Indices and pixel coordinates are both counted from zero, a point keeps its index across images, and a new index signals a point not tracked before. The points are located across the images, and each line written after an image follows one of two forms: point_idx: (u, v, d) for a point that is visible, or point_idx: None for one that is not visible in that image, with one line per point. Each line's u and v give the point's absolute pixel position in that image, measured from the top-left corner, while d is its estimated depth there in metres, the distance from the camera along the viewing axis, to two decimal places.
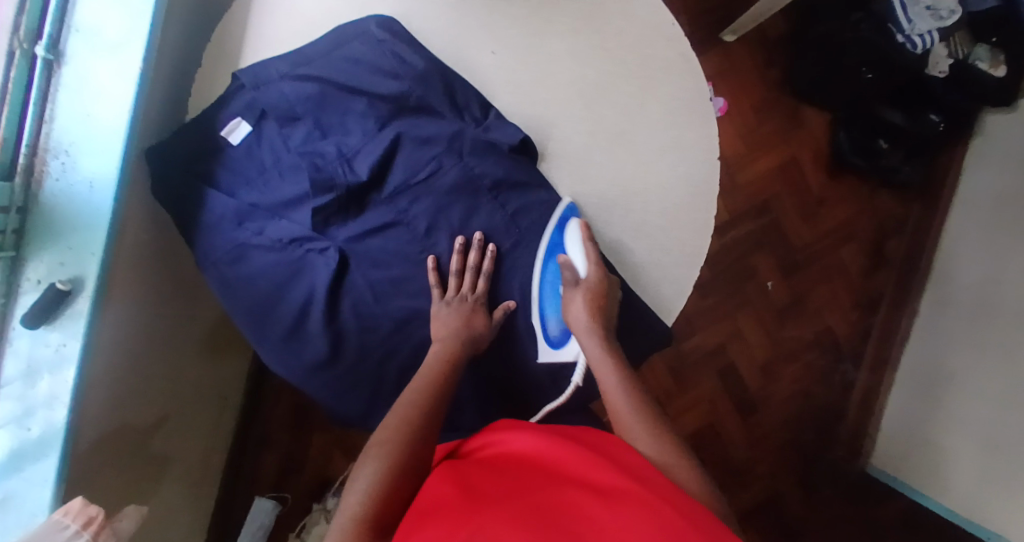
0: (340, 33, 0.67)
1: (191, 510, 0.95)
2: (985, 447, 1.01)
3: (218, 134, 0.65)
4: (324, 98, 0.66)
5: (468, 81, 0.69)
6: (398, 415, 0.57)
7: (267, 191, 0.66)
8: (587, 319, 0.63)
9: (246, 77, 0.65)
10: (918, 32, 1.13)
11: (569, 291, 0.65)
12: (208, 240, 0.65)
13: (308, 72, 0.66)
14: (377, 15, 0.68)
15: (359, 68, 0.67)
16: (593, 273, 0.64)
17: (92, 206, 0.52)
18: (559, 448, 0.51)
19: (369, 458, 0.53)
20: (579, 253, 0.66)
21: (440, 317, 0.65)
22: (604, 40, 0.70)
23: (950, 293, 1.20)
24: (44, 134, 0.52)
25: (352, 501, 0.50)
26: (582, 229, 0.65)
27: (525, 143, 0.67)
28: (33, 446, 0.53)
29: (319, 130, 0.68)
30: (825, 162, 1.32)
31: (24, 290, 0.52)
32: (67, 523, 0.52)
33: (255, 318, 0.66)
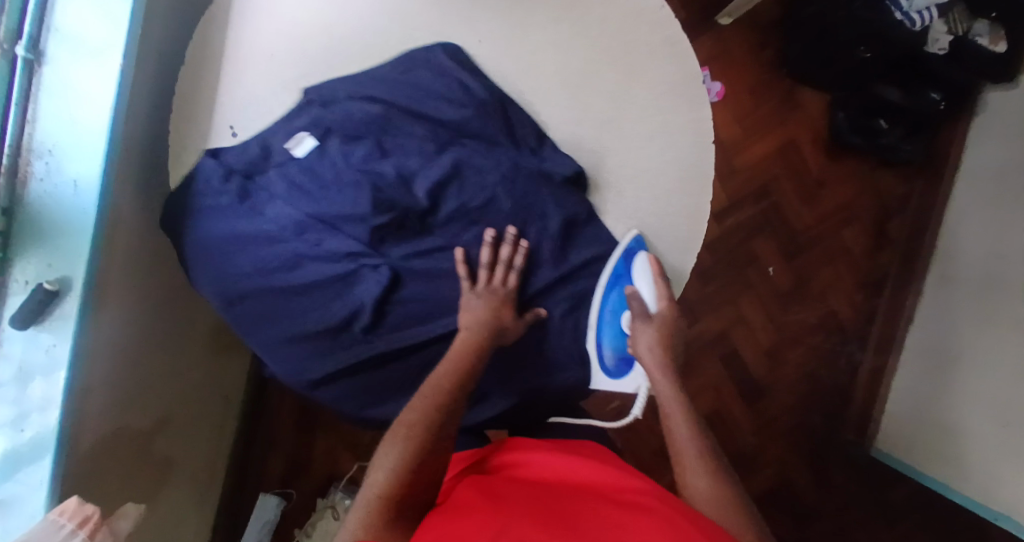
0: (407, 59, 0.66)
1: (197, 510, 0.96)
2: (996, 427, 1.00)
3: (283, 145, 0.64)
4: (391, 120, 0.65)
5: (527, 113, 0.68)
6: (424, 398, 0.57)
7: (325, 203, 0.64)
8: (656, 351, 0.63)
9: (315, 95, 0.64)
10: (916, 8, 1.10)
11: (638, 324, 0.64)
12: (255, 246, 0.64)
13: (376, 95, 0.65)
14: (445, 44, 0.67)
15: (426, 94, 0.66)
16: (665, 308, 0.64)
17: (77, 207, 0.52)
18: (593, 473, 0.54)
19: (393, 441, 0.55)
20: (646, 284, 0.65)
21: (469, 310, 0.62)
22: (588, 25, 0.68)
23: (954, 272, 1.19)
24: (28, 135, 0.52)
25: (375, 481, 0.53)
26: (653, 264, 0.65)
27: (579, 176, 0.66)
28: (29, 449, 0.53)
29: (380, 150, 0.65)
30: (825, 143, 1.31)
31: (13, 290, 0.51)
32: (63, 523, 0.52)
33: (298, 323, 0.65)
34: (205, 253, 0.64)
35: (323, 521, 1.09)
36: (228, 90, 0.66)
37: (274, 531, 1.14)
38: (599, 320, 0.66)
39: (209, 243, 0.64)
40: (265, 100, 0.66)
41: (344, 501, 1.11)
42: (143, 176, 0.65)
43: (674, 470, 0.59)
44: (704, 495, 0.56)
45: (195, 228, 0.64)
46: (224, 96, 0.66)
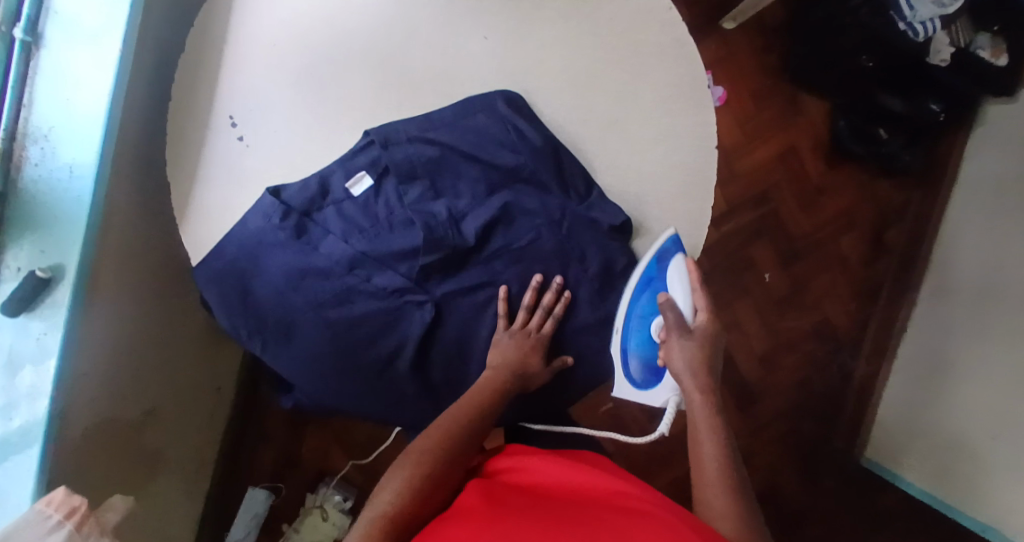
0: (467, 102, 0.65)
1: (186, 501, 0.95)
2: (985, 438, 1.01)
3: (341, 184, 0.63)
4: (444, 162, 0.65)
5: (577, 158, 0.67)
6: (442, 425, 0.60)
7: (378, 242, 0.64)
8: (692, 361, 0.62)
9: (377, 137, 0.62)
10: (920, 19, 1.08)
11: (675, 336, 0.62)
12: (308, 284, 0.62)
13: (434, 137, 0.64)
14: (504, 90, 0.65)
15: (483, 139, 0.65)
16: (703, 320, 0.63)
17: (69, 193, 0.51)
18: (583, 474, 0.55)
19: (406, 463, 0.57)
20: (682, 291, 0.63)
21: (500, 346, 0.65)
22: (597, 25, 0.68)
23: (949, 283, 1.20)
24: (24, 120, 0.51)
25: (385, 498, 0.54)
26: (688, 268, 0.62)
27: (625, 225, 0.66)
28: (15, 438, 0.52)
29: (433, 191, 0.66)
30: (825, 150, 1.31)
31: (3, 277, 0.50)
32: (50, 513, 0.52)
33: (342, 359, 0.64)
34: (257, 287, 0.62)
35: (309, 515, 1.12)
36: (229, 78, 0.63)
37: (262, 524, 1.13)
38: (625, 327, 0.65)
39: (261, 277, 0.62)
40: (265, 90, 0.63)
41: (333, 496, 1.13)
42: (140, 161, 0.64)
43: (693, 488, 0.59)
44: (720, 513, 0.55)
45: (244, 263, 0.61)
46: (225, 84, 0.63)
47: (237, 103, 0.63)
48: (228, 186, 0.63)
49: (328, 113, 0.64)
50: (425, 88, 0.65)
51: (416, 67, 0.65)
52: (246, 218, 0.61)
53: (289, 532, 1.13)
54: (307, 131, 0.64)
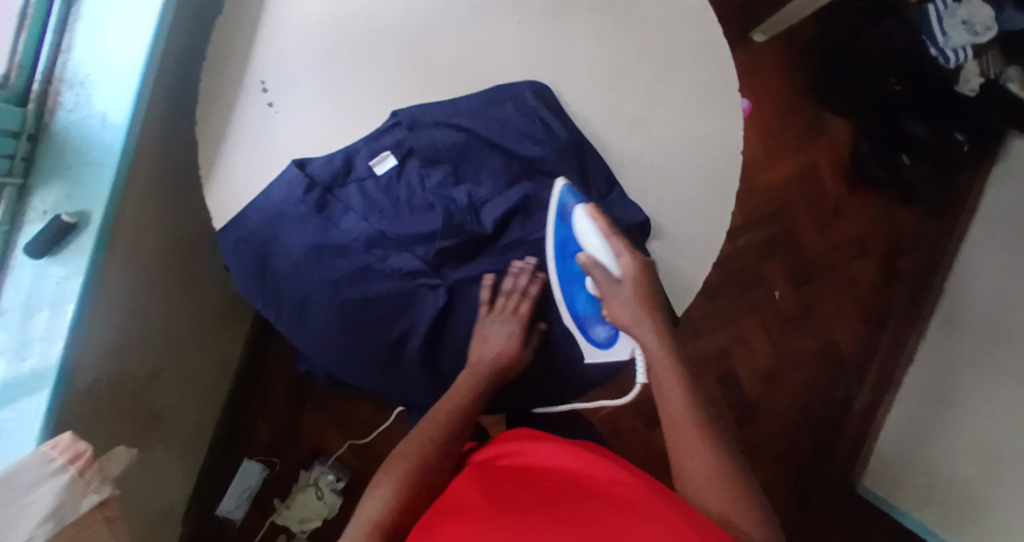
0: (495, 92, 0.65)
1: (181, 468, 0.96)
2: (986, 473, 0.99)
3: (366, 162, 0.64)
4: (467, 148, 0.66)
5: (600, 155, 0.67)
6: (425, 428, 0.60)
7: (397, 222, 0.65)
8: (636, 311, 0.60)
9: (404, 118, 0.63)
10: (952, 46, 1.11)
11: (610, 290, 0.61)
12: (325, 258, 0.63)
13: (460, 123, 0.65)
14: (532, 81, 0.66)
15: (509, 129, 0.66)
16: (629, 263, 0.60)
17: (104, 141, 0.52)
18: (579, 461, 0.54)
19: (390, 470, 0.57)
20: (597, 244, 0.61)
21: (483, 335, 0.64)
22: (632, 22, 0.68)
23: (960, 315, 1.18)
24: (61, 64, 0.52)
25: (372, 508, 0.54)
26: (592, 217, 0.60)
27: (644, 226, 0.65)
28: (27, 378, 0.53)
29: (454, 176, 0.67)
30: (845, 172, 1.30)
31: (30, 218, 0.52)
32: (53, 456, 0.52)
33: (353, 338, 0.64)
34: (277, 258, 0.62)
35: (302, 492, 1.13)
36: (264, 46, 0.64)
37: (253, 498, 1.14)
38: (568, 295, 0.65)
39: (281, 250, 0.62)
40: (297, 59, 0.64)
41: (327, 476, 1.13)
42: (169, 120, 0.65)
43: (671, 449, 0.58)
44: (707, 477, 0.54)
45: (266, 234, 0.62)
46: (260, 51, 0.64)
47: (269, 70, 0.64)
48: (255, 150, 0.63)
49: (358, 86, 0.64)
50: (455, 72, 0.66)
51: (450, 49, 0.66)
52: (271, 188, 0.61)
53: (281, 509, 1.13)
54: (335, 102, 0.64)
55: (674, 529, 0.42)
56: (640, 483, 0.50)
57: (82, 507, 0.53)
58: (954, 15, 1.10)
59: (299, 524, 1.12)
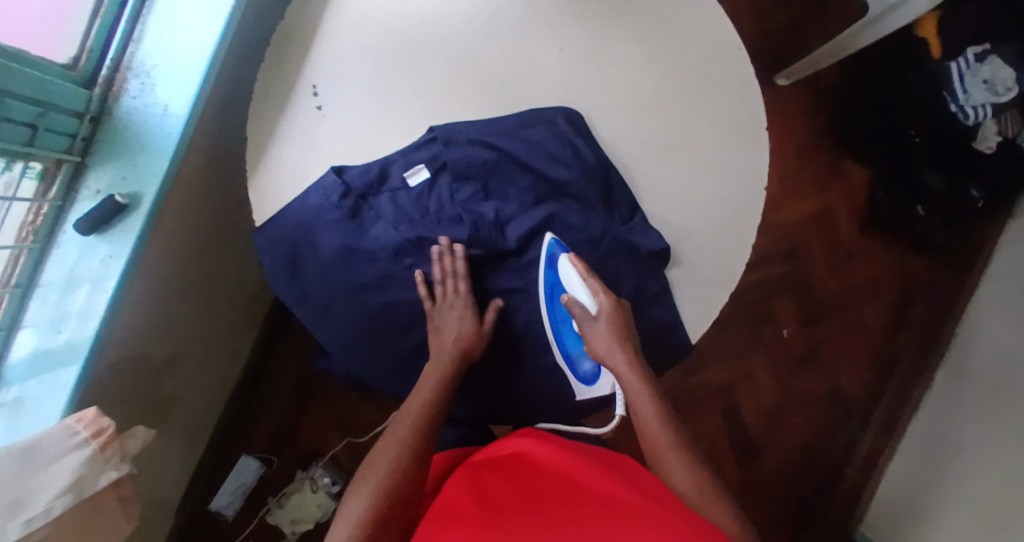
0: (529, 114, 0.67)
1: (183, 456, 0.96)
2: (981, 527, 0.97)
3: (399, 174, 0.65)
4: (499, 166, 0.67)
5: (626, 182, 0.69)
6: (398, 431, 0.59)
7: (425, 234, 0.66)
8: (612, 345, 0.62)
9: (440, 133, 0.65)
10: (972, 103, 1.15)
11: (588, 327, 0.63)
12: (354, 262, 0.65)
13: (494, 142, 0.66)
14: (565, 107, 0.67)
15: (540, 152, 0.67)
16: (606, 301, 0.62)
17: (163, 128, 0.54)
18: (572, 459, 0.56)
19: (366, 477, 0.56)
20: (578, 285, 0.64)
21: (437, 334, 0.64)
22: (668, 54, 0.70)
23: (966, 368, 1.18)
24: (130, 53, 0.55)
25: (350, 519, 0.53)
26: (576, 265, 0.64)
27: (662, 252, 0.66)
28: (61, 351, 0.54)
29: (484, 192, 0.67)
30: (860, 217, 1.32)
31: (82, 196, 0.54)
32: (78, 430, 0.53)
33: (374, 339, 0.67)
34: (307, 259, 0.65)
35: (298, 492, 1.11)
36: (319, 51, 0.67)
37: (249, 494, 1.13)
38: (558, 337, 0.67)
39: (314, 251, 0.65)
40: (349, 65, 0.67)
41: (323, 476, 1.12)
42: (219, 114, 0.67)
43: (646, 454, 0.61)
44: (683, 483, 0.57)
45: (300, 236, 0.65)
46: (315, 56, 0.67)
47: (322, 75, 0.67)
48: (300, 149, 0.66)
49: (399, 96, 0.67)
50: (495, 89, 0.68)
51: (491, 67, 0.68)
52: (308, 192, 0.64)
53: (275, 508, 1.11)
54: (376, 109, 0.67)
55: (664, 524, 0.43)
56: (630, 483, 0.52)
57: (100, 482, 0.53)
58: (976, 74, 1.14)
59: (291, 526, 1.11)
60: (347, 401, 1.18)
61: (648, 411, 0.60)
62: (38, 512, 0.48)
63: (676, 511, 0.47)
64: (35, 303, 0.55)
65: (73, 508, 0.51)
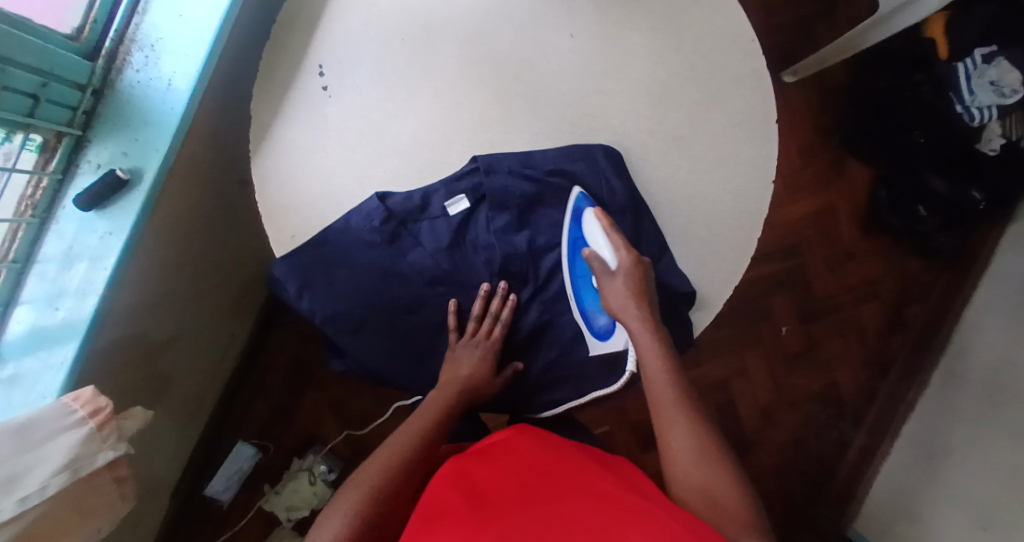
0: (572, 148, 0.67)
1: (177, 440, 0.95)
2: (974, 527, 0.97)
3: (439, 202, 0.65)
4: (537, 198, 0.67)
5: (655, 219, 0.68)
6: (402, 437, 0.62)
7: (460, 262, 0.67)
8: (627, 302, 0.63)
9: (482, 163, 0.65)
10: (978, 105, 1.12)
11: (606, 281, 0.65)
12: (389, 287, 0.65)
13: (534, 175, 0.66)
14: (606, 144, 0.67)
15: (577, 187, 0.67)
16: (625, 257, 0.64)
17: (166, 102, 0.53)
18: (563, 460, 0.56)
19: (359, 478, 0.59)
20: (601, 240, 0.65)
21: (454, 359, 0.65)
22: (682, 43, 0.69)
23: (961, 368, 1.18)
24: (134, 26, 0.54)
25: (339, 516, 0.56)
26: (601, 218, 0.65)
27: (688, 295, 0.67)
28: (58, 327, 0.54)
29: (520, 222, 0.67)
30: (861, 218, 1.32)
31: (83, 171, 0.53)
32: (74, 408, 0.52)
33: (395, 354, 0.66)
34: (339, 280, 0.64)
35: (293, 479, 1.11)
36: (329, 30, 0.66)
37: (244, 480, 1.13)
38: (577, 294, 0.67)
39: (348, 273, 0.64)
40: (358, 44, 0.66)
41: (320, 465, 1.12)
42: (224, 92, 0.66)
43: (655, 423, 0.61)
44: (687, 450, 0.58)
45: (335, 258, 0.64)
46: (322, 34, 0.66)
47: (329, 53, 0.66)
48: (306, 128, 0.65)
49: (411, 80, 0.66)
50: (506, 73, 0.67)
51: (503, 51, 0.67)
52: (350, 216, 0.64)
53: (270, 494, 1.11)
54: (387, 91, 0.66)
55: (657, 523, 0.43)
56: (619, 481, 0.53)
57: (97, 462, 0.52)
58: (982, 75, 1.11)
59: (287, 512, 1.10)
60: (343, 387, 1.17)
61: (657, 368, 0.61)
62: (32, 491, 0.48)
63: (666, 505, 0.48)
64: (33, 279, 0.54)
65: (68, 487, 0.51)
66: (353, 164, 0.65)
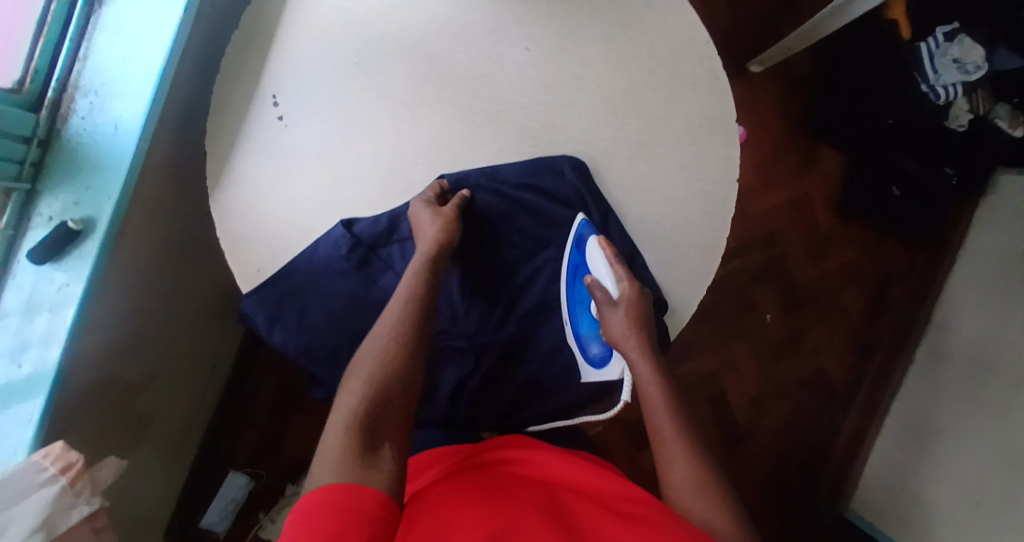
0: (537, 161, 0.67)
1: (164, 477, 0.94)
2: (968, 503, 0.98)
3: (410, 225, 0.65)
4: (509, 211, 0.68)
5: (624, 226, 0.68)
6: (395, 305, 0.59)
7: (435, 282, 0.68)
8: (627, 331, 0.62)
9: (451, 182, 0.65)
10: (943, 83, 1.13)
11: (606, 310, 0.64)
12: (361, 313, 0.64)
13: (502, 191, 0.67)
14: (571, 154, 0.67)
15: (546, 201, 0.68)
16: (628, 288, 0.63)
17: (115, 146, 0.52)
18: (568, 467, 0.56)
19: (362, 360, 0.55)
20: (604, 269, 0.64)
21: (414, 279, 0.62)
22: (637, 49, 0.69)
23: (946, 345, 1.18)
24: (76, 72, 0.53)
25: (349, 401, 0.52)
26: (604, 246, 0.64)
27: (658, 301, 0.66)
28: (23, 383, 0.53)
29: (489, 238, 0.69)
30: (837, 202, 1.33)
31: (34, 224, 0.51)
32: (45, 466, 0.51)
33: None
34: (310, 309, 0.63)
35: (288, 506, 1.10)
36: (280, 59, 0.65)
37: (238, 510, 1.12)
38: (573, 318, 0.67)
39: (318, 301, 0.64)
40: (311, 71, 0.65)
41: None
42: (177, 129, 0.66)
43: (654, 455, 0.59)
44: (688, 484, 0.55)
45: (305, 287, 0.63)
46: (273, 64, 0.66)
47: (283, 83, 0.65)
48: (264, 160, 0.64)
49: (368, 104, 0.65)
50: (463, 90, 0.67)
51: (458, 68, 0.67)
52: (316, 245, 0.63)
53: (265, 523, 1.10)
54: (345, 117, 0.65)
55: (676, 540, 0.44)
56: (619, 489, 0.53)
57: (71, 519, 0.52)
58: (945, 53, 1.12)
59: None
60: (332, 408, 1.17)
61: (656, 403, 0.60)
62: None
63: (670, 518, 0.48)
64: None
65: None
66: (314, 192, 0.64)
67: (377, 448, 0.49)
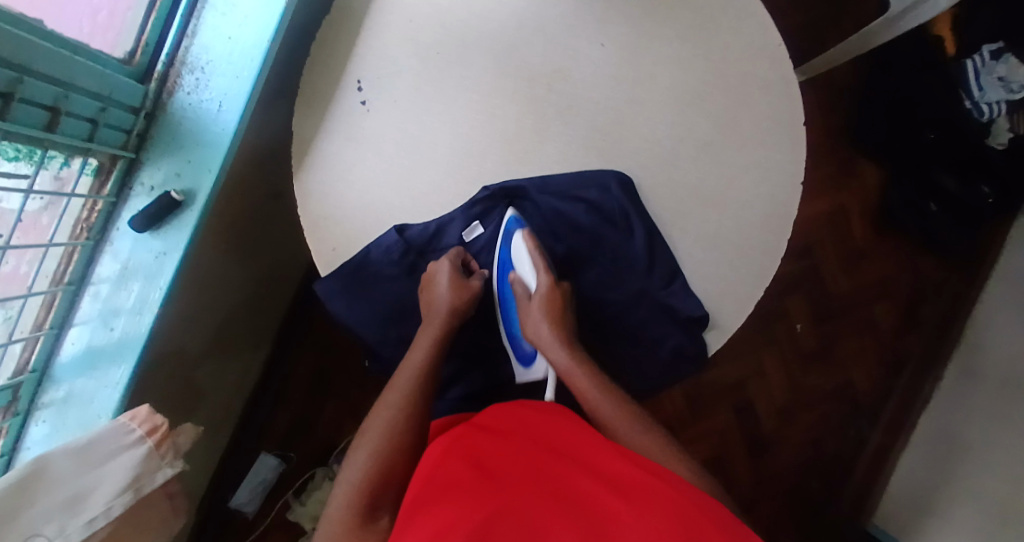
0: (583, 175, 0.67)
1: (205, 454, 0.95)
2: (995, 523, 0.94)
3: (457, 235, 0.67)
4: (555, 220, 0.68)
5: (670, 247, 0.68)
6: (406, 377, 0.61)
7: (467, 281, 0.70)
8: (542, 326, 0.63)
9: (496, 191, 0.65)
10: (987, 101, 1.13)
11: (525, 304, 0.66)
12: (407, 318, 0.68)
13: (547, 200, 0.67)
14: (617, 170, 0.67)
15: (591, 212, 0.68)
16: (543, 281, 0.64)
17: (217, 124, 0.55)
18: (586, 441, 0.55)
19: (366, 438, 0.59)
20: (527, 265, 0.66)
21: (440, 272, 0.65)
22: (710, 50, 0.70)
23: (978, 364, 1.15)
24: (185, 48, 0.56)
25: (353, 475, 0.56)
26: (528, 239, 0.66)
27: (703, 319, 0.67)
28: (116, 346, 0.54)
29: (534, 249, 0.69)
30: (873, 215, 1.32)
31: (135, 193, 0.55)
32: (133, 428, 0.53)
33: None
34: (357, 312, 0.66)
35: (317, 489, 1.10)
36: (365, 44, 0.68)
37: (267, 491, 1.13)
38: (506, 317, 0.70)
39: (365, 304, 0.66)
40: (395, 57, 0.68)
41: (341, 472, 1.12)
42: (263, 110, 0.68)
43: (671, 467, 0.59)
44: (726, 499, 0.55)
45: (355, 288, 0.65)
46: (359, 50, 0.68)
47: (367, 69, 0.68)
48: (343, 142, 0.67)
49: (444, 96, 0.67)
50: (538, 84, 0.68)
51: (536, 61, 0.68)
52: (369, 249, 0.65)
53: (294, 503, 1.11)
54: (422, 110, 0.67)
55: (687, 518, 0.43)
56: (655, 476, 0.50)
57: (156, 480, 0.53)
58: (991, 71, 1.12)
59: (312, 522, 1.08)
60: (363, 395, 1.17)
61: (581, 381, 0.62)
62: (98, 513, 0.49)
63: (691, 497, 0.47)
64: (85, 301, 0.55)
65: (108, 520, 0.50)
66: (389, 176, 0.66)
67: (377, 518, 0.53)
